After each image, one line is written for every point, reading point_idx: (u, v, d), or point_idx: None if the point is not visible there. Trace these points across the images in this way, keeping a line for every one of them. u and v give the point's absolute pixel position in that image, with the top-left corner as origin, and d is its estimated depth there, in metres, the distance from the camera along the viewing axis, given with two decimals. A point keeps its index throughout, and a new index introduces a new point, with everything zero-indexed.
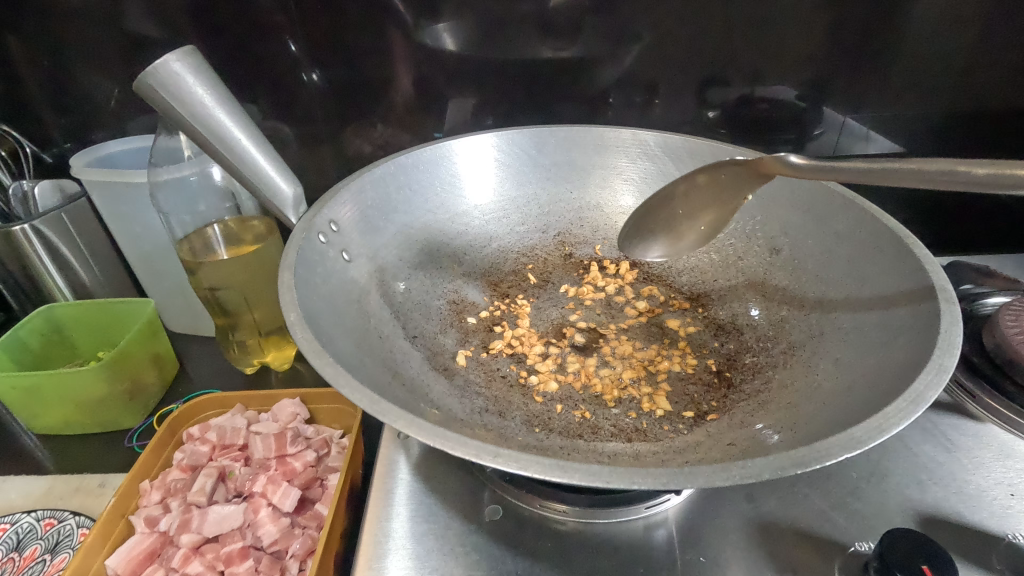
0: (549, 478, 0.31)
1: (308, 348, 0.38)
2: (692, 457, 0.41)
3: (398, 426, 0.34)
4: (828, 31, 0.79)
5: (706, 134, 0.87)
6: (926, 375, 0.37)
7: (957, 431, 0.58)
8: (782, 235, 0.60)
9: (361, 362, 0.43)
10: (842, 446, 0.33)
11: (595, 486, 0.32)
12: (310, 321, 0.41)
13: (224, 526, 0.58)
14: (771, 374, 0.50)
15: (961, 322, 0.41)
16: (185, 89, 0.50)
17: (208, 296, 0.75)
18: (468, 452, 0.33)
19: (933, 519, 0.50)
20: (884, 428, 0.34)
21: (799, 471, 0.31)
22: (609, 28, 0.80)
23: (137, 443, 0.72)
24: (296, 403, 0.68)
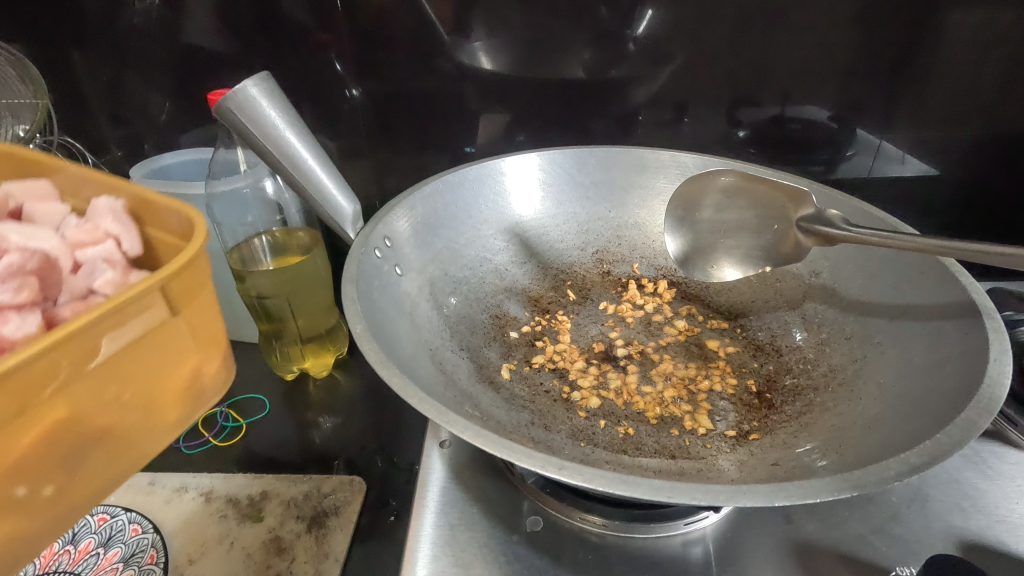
0: (613, 493, 0.32)
1: (375, 359, 0.40)
2: (738, 476, 0.42)
3: (465, 436, 0.36)
4: (865, 55, 0.80)
5: (736, 153, 0.88)
6: (976, 403, 0.38)
7: (999, 458, 0.57)
8: (822, 258, 0.61)
9: (420, 375, 0.44)
10: (895, 471, 0.34)
11: (655, 500, 0.33)
12: (373, 332, 0.43)
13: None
14: (813, 396, 0.50)
15: (1012, 348, 0.41)
16: (259, 113, 0.53)
17: (255, 303, 0.78)
18: (533, 463, 0.34)
19: (977, 546, 0.50)
20: (936, 453, 0.35)
21: (855, 493, 0.32)
22: (643, 49, 0.82)
23: (184, 444, 0.75)
24: (112, 219, 0.39)
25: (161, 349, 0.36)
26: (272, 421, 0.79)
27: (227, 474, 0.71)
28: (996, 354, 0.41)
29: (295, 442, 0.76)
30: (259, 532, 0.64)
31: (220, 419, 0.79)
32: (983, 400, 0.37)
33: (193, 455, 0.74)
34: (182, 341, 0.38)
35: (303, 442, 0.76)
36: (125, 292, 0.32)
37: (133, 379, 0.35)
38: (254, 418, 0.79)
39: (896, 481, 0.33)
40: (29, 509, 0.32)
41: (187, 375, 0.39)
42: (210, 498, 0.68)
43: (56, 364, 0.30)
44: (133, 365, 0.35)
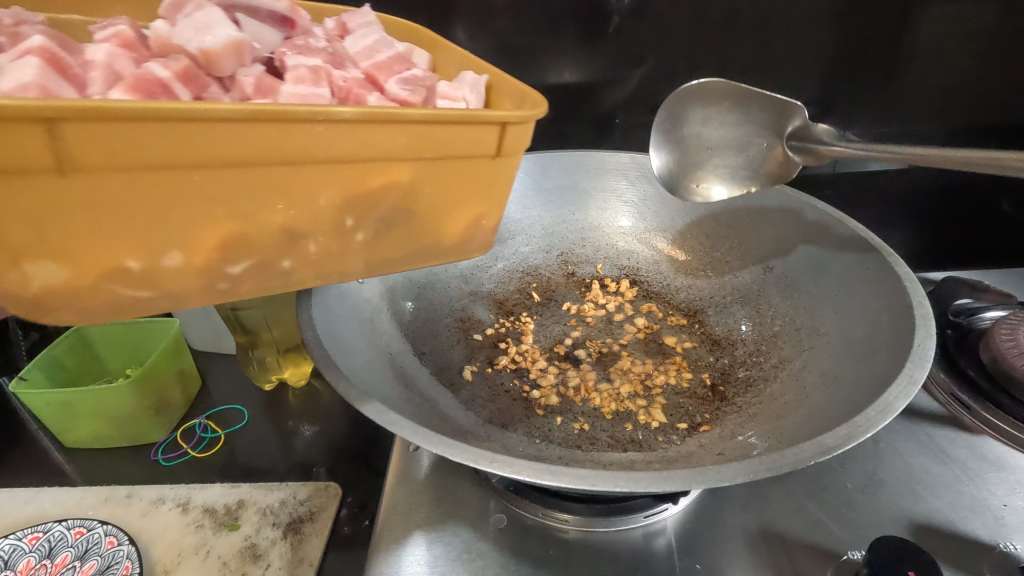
0: (541, 483, 0.34)
1: (325, 364, 0.42)
2: (683, 464, 0.44)
3: (404, 435, 0.37)
4: (839, 52, 0.81)
5: None
6: (897, 387, 0.40)
7: (953, 443, 0.59)
8: (775, 254, 0.64)
9: (373, 378, 0.46)
10: (811, 453, 0.36)
11: (582, 488, 0.34)
12: (326, 338, 0.45)
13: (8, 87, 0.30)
14: (762, 387, 0.52)
15: (935, 335, 0.45)
16: None
17: (230, 315, 0.78)
18: (467, 457, 0.35)
19: (926, 529, 0.51)
20: (852, 435, 0.37)
21: (769, 474, 0.34)
22: (614, 53, 0.83)
23: (162, 457, 0.76)
24: (470, 89, 0.46)
25: (378, 168, 0.38)
26: (251, 431, 0.80)
27: (204, 485, 0.72)
28: (916, 344, 0.44)
29: (275, 451, 0.77)
30: (235, 540, 0.65)
31: (199, 431, 0.79)
32: (901, 385, 0.40)
33: (172, 468, 0.75)
34: (469, 187, 0.43)
35: (282, 451, 0.77)
36: (392, 130, 0.36)
37: (404, 190, 0.40)
38: (232, 429, 0.80)
39: (808, 462, 0.35)
40: (344, 239, 0.40)
41: (468, 216, 0.45)
42: (188, 508, 0.68)
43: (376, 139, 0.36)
44: (381, 183, 0.39)
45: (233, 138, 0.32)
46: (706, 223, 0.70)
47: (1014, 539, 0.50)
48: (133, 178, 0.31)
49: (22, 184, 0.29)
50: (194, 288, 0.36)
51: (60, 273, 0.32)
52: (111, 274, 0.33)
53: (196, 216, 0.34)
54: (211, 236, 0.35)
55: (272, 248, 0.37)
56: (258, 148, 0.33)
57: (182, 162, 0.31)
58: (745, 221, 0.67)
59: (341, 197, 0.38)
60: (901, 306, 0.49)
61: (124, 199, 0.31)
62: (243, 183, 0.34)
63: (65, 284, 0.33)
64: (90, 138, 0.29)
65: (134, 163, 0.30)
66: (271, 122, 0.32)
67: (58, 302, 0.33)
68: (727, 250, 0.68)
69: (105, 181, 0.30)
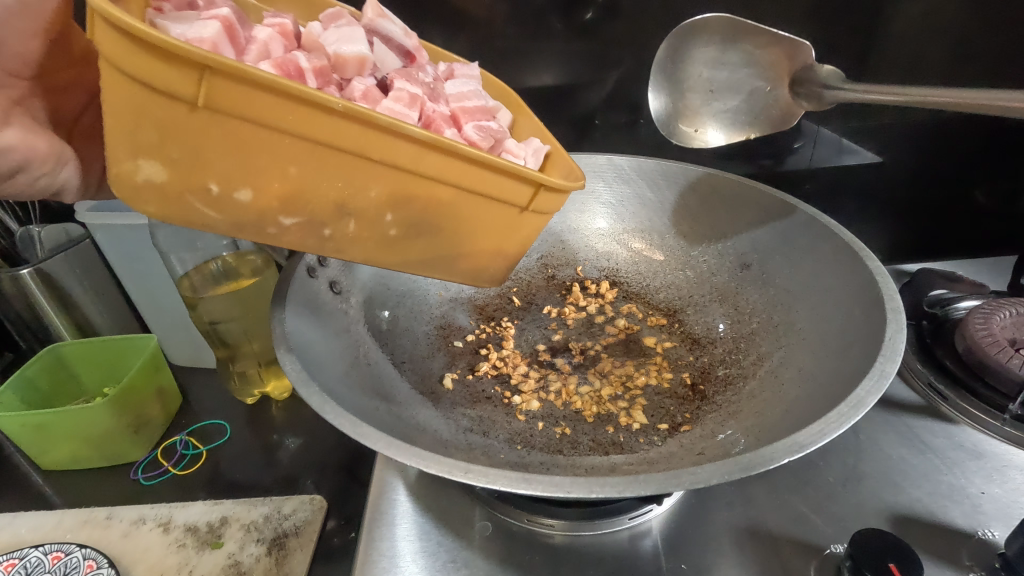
0: (515, 491, 0.35)
1: (297, 378, 0.41)
2: (664, 466, 0.45)
3: (379, 448, 0.37)
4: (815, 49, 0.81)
5: (689, 152, 0.90)
6: (868, 382, 0.42)
7: (931, 433, 0.60)
8: (751, 251, 0.65)
9: (349, 389, 0.46)
10: (785, 452, 0.37)
11: (557, 495, 0.35)
12: (300, 351, 0.45)
13: (188, 36, 0.35)
14: (741, 385, 0.54)
15: (906, 329, 0.46)
16: None
17: (209, 330, 0.78)
18: (442, 468, 0.36)
19: (907, 520, 0.52)
20: (825, 432, 0.39)
21: (744, 475, 0.36)
22: (591, 54, 0.83)
23: (143, 475, 0.75)
24: (532, 157, 0.50)
25: (432, 182, 0.42)
26: (233, 446, 0.78)
27: (186, 503, 0.70)
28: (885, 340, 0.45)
29: (259, 465, 0.76)
30: (219, 558, 0.64)
31: (180, 447, 0.78)
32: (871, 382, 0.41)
33: (153, 487, 0.73)
34: (495, 220, 0.48)
35: (266, 465, 0.76)
36: (454, 155, 0.41)
37: (443, 202, 0.44)
38: (215, 444, 0.78)
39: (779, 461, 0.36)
40: (376, 229, 0.44)
41: (491, 244, 0.50)
42: (169, 528, 0.67)
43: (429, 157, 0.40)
44: (427, 195, 0.43)
45: (314, 123, 0.36)
46: (683, 223, 0.70)
47: (992, 527, 0.51)
48: (244, 132, 0.35)
49: (161, 102, 0.33)
50: (249, 230, 0.40)
51: (158, 173, 0.36)
52: (190, 194, 0.37)
53: (277, 172, 0.38)
54: (283, 191, 0.39)
55: (322, 219, 0.41)
56: (344, 137, 0.37)
57: (289, 129, 0.36)
58: (721, 219, 0.68)
59: (393, 197, 0.42)
60: (873, 300, 0.49)
61: (230, 143, 0.36)
62: (326, 163, 0.38)
63: (157, 185, 0.37)
64: (227, 89, 0.33)
65: (253, 120, 0.35)
66: (364, 123, 0.37)
67: (143, 197, 0.37)
68: (705, 247, 0.69)
69: (221, 126, 0.35)
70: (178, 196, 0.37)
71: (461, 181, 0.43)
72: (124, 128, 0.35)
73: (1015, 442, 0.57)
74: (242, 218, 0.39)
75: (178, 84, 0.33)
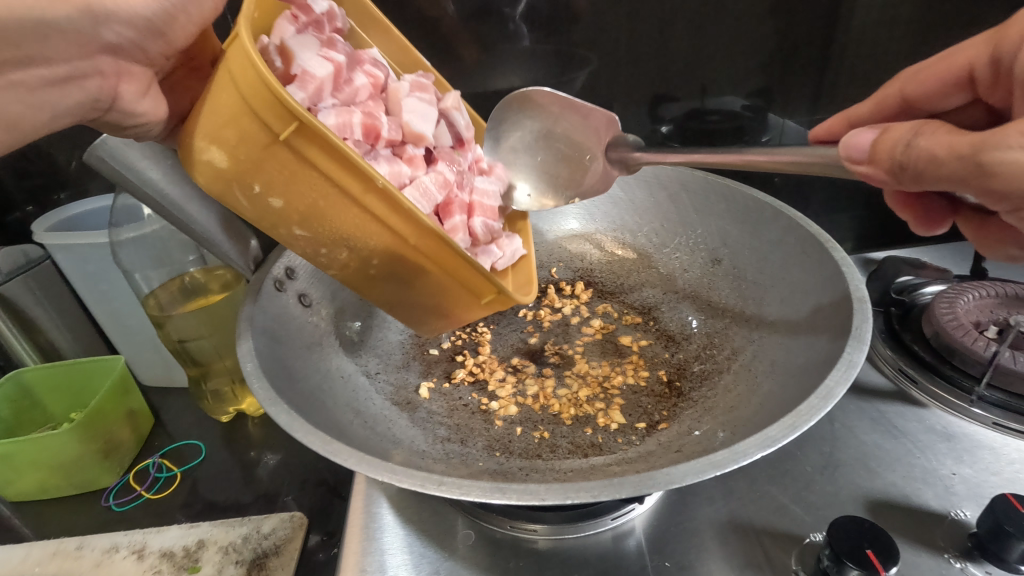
0: (489, 501, 0.36)
1: (265, 398, 0.43)
2: (643, 466, 0.46)
3: (349, 464, 0.39)
4: (777, 44, 0.81)
5: (661, 149, 0.89)
6: (837, 372, 0.43)
7: (904, 418, 0.61)
8: (722, 246, 0.65)
9: (314, 406, 0.47)
10: (757, 447, 0.38)
11: (531, 502, 0.37)
12: (265, 368, 0.46)
13: (309, 70, 0.44)
14: (717, 380, 0.55)
15: (872, 317, 0.47)
16: (132, 163, 0.52)
17: (178, 348, 0.76)
18: (414, 482, 0.37)
19: (883, 504, 0.52)
20: (795, 425, 0.40)
21: (717, 472, 0.37)
22: (560, 54, 0.81)
23: (114, 502, 0.72)
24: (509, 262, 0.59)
25: (426, 259, 0.46)
26: (209, 466, 0.76)
27: (161, 527, 0.68)
28: (852, 331, 0.45)
29: (236, 485, 0.74)
30: None
31: (153, 471, 0.76)
32: (839, 372, 0.42)
33: (126, 513, 0.71)
34: (469, 302, 0.51)
35: (243, 484, 0.74)
36: (453, 250, 0.46)
37: (428, 274, 0.48)
38: (189, 465, 0.76)
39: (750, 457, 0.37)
40: (358, 271, 0.48)
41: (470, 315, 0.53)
42: (144, 555, 0.65)
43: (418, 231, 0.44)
44: (416, 265, 0.47)
45: (352, 179, 0.41)
46: (655, 221, 0.71)
47: (964, 507, 0.52)
48: (303, 167, 0.41)
49: (253, 118, 0.39)
50: (269, 227, 0.45)
51: (219, 160, 0.41)
52: (233, 182, 0.42)
53: (309, 199, 0.42)
54: (307, 217, 0.44)
55: (326, 244, 0.45)
56: (370, 203, 0.42)
57: (334, 175, 0.41)
58: (691, 216, 0.69)
59: (389, 257, 0.46)
60: (839, 292, 0.50)
61: (288, 165, 0.41)
62: (344, 210, 0.43)
63: (215, 167, 0.42)
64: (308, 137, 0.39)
65: (313, 163, 0.40)
66: (391, 198, 0.42)
67: (206, 170, 0.42)
68: (677, 244, 0.69)
69: (287, 155, 0.40)
70: (223, 177, 0.42)
71: (434, 265, 0.47)
72: (210, 119, 0.40)
73: (982, 422, 0.59)
74: (266, 216, 0.44)
75: (272, 116, 0.38)
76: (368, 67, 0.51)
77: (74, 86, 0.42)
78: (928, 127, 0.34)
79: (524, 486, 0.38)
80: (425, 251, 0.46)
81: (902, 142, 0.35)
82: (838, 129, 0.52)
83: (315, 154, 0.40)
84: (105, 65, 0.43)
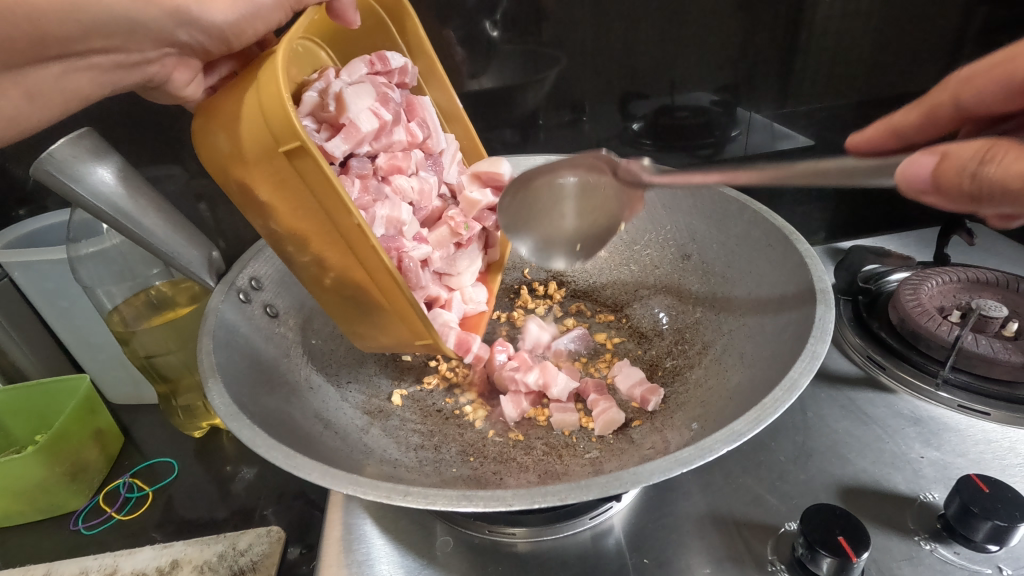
0: (456, 509, 0.37)
1: (227, 413, 0.43)
2: (613, 464, 0.49)
3: (314, 477, 0.39)
4: (743, 40, 0.82)
5: (632, 147, 0.90)
6: (801, 364, 0.44)
7: (873, 404, 0.62)
8: (690, 242, 0.66)
9: (280, 420, 0.47)
10: (724, 441, 0.39)
11: (499, 509, 0.37)
12: (228, 382, 0.47)
13: (362, 113, 0.52)
14: (688, 375, 0.57)
15: (834, 308, 0.48)
16: (84, 174, 0.50)
17: (145, 365, 0.74)
18: (379, 494, 0.38)
19: (855, 490, 0.53)
20: (761, 418, 0.40)
21: (684, 469, 0.37)
22: (529, 54, 0.81)
23: (84, 525, 0.70)
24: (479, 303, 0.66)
25: (380, 291, 0.49)
26: (183, 483, 0.74)
27: (132, 549, 0.66)
28: (816, 323, 0.46)
29: (211, 500, 0.72)
30: None
31: (124, 491, 0.74)
32: (802, 364, 0.43)
33: (96, 536, 0.69)
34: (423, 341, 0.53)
35: (218, 500, 0.72)
36: (406, 294, 0.48)
37: (384, 306, 0.50)
38: (162, 483, 0.74)
39: (714, 455, 0.37)
40: (323, 284, 0.50)
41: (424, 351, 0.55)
42: None
43: (377, 266, 0.47)
44: (374, 296, 0.49)
45: (329, 204, 0.44)
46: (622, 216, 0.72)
47: (933, 489, 0.53)
48: (294, 179, 0.44)
49: (261, 122, 0.43)
50: (253, 217, 0.48)
51: (223, 145, 0.45)
52: (228, 161, 0.45)
53: (291, 207, 0.46)
54: (285, 222, 0.47)
55: (292, 245, 0.48)
56: (344, 231, 0.45)
57: (314, 194, 0.44)
58: (660, 212, 0.69)
59: (347, 280, 0.49)
60: (804, 284, 0.51)
61: (278, 170, 0.44)
62: (319, 228, 0.46)
63: (218, 151, 0.45)
64: (303, 156, 0.42)
65: (305, 179, 0.44)
66: (359, 232, 0.44)
67: (209, 152, 0.46)
68: (647, 241, 0.70)
69: (284, 166, 0.44)
70: (222, 155, 0.46)
71: (390, 302, 0.50)
72: (227, 111, 0.45)
73: (948, 405, 0.60)
74: (252, 203, 0.47)
75: (285, 132, 0.42)
76: (412, 125, 0.60)
77: (137, 70, 0.48)
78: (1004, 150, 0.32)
79: (491, 492, 0.38)
80: (383, 290, 0.48)
81: (968, 170, 0.33)
82: (877, 140, 0.51)
83: (303, 173, 0.43)
84: (168, 58, 0.48)
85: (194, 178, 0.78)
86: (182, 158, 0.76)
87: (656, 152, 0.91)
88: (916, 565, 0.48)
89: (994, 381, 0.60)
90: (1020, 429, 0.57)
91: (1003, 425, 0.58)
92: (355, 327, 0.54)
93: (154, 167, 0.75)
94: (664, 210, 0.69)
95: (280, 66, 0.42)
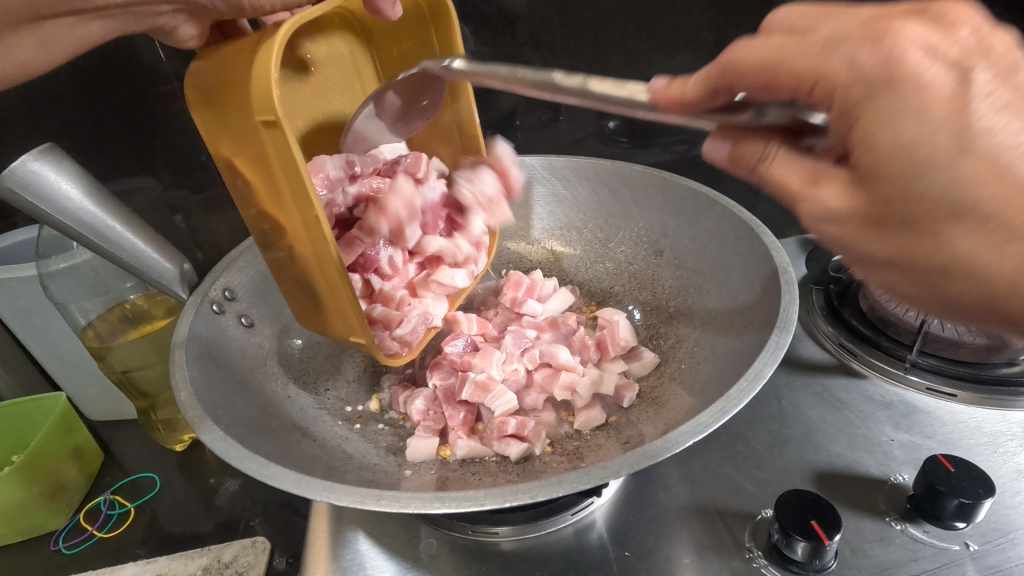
0: (429, 511, 0.38)
1: (201, 426, 0.44)
2: (590, 458, 0.51)
3: (292, 487, 0.40)
4: (714, 37, 0.83)
5: (609, 144, 0.90)
6: (767, 354, 0.45)
7: (846, 389, 0.63)
8: (663, 238, 0.67)
9: (257, 430, 0.48)
10: (691, 433, 0.40)
11: (473, 509, 0.38)
12: (200, 394, 0.47)
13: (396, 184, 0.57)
14: (663, 369, 0.59)
15: (799, 298, 0.49)
16: (49, 188, 0.49)
17: (122, 380, 0.74)
18: (354, 500, 0.39)
19: (828, 474, 0.55)
20: (726, 408, 0.41)
21: (652, 462, 0.38)
22: (502, 57, 0.81)
23: (65, 544, 0.69)
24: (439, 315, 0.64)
25: (327, 283, 0.51)
26: (166, 497, 0.73)
27: (116, 566, 0.65)
28: (781, 314, 0.48)
29: (196, 512, 0.71)
30: None
31: (105, 508, 0.73)
32: (766, 357, 0.44)
33: (77, 555, 0.68)
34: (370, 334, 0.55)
35: (201, 513, 0.71)
36: (351, 293, 0.50)
37: (335, 297, 0.52)
38: (145, 498, 0.74)
39: (679, 447, 0.39)
40: (282, 257, 0.52)
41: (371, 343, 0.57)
42: None
43: (328, 259, 0.48)
44: (326, 285, 0.51)
45: (291, 185, 0.45)
46: (597, 216, 0.73)
47: (902, 471, 0.54)
48: (265, 151, 0.44)
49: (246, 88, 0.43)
50: (225, 169, 0.49)
51: (209, 94, 0.46)
52: (215, 117, 0.46)
53: (259, 175, 0.47)
54: (254, 187, 0.48)
55: (258, 210, 0.49)
56: (303, 216, 0.47)
57: (278, 170, 0.45)
58: (633, 209, 0.70)
59: (306, 263, 0.50)
60: (771, 276, 0.52)
61: (251, 135, 0.45)
62: (280, 205, 0.47)
63: (204, 98, 0.46)
64: (276, 134, 0.43)
65: (275, 153, 0.44)
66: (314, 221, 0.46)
67: (195, 94, 0.47)
68: (621, 238, 0.71)
69: (259, 136, 0.44)
70: (211, 110, 0.46)
71: (343, 297, 0.51)
72: (221, 66, 0.45)
73: (917, 388, 0.62)
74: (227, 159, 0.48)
75: (263, 106, 0.42)
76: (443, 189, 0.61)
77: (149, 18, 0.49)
78: (774, 154, 0.31)
79: (465, 493, 0.39)
80: (338, 285, 0.50)
81: (750, 166, 0.32)
82: None
83: (275, 147, 0.44)
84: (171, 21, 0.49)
85: (167, 190, 0.77)
86: (155, 170, 0.75)
87: (632, 150, 0.92)
88: (888, 545, 0.49)
89: (961, 363, 0.62)
90: (986, 409, 0.59)
91: (969, 406, 0.60)
92: (307, 307, 0.56)
93: (126, 179, 0.74)
94: (639, 208, 0.69)
95: (279, 47, 0.42)
